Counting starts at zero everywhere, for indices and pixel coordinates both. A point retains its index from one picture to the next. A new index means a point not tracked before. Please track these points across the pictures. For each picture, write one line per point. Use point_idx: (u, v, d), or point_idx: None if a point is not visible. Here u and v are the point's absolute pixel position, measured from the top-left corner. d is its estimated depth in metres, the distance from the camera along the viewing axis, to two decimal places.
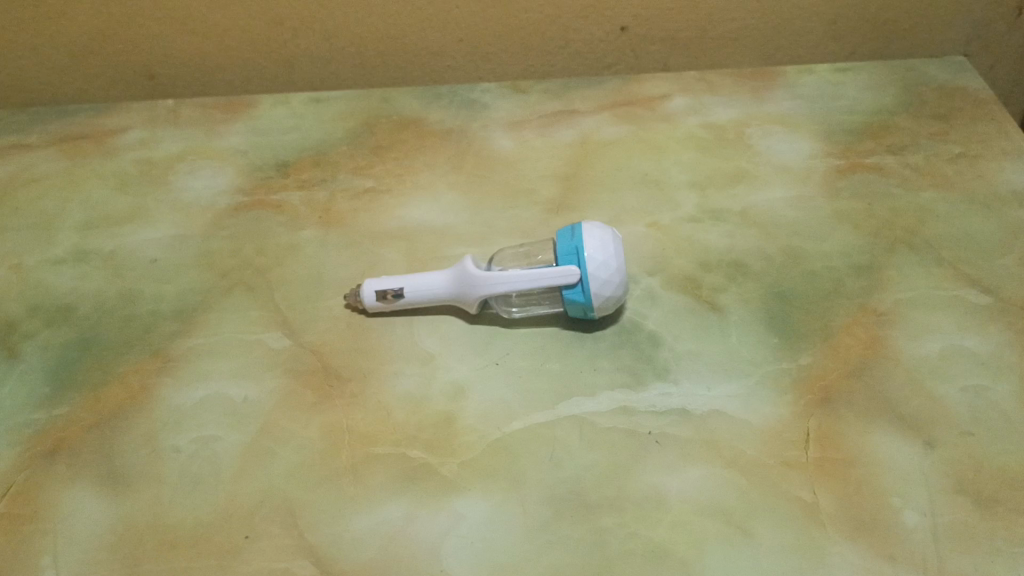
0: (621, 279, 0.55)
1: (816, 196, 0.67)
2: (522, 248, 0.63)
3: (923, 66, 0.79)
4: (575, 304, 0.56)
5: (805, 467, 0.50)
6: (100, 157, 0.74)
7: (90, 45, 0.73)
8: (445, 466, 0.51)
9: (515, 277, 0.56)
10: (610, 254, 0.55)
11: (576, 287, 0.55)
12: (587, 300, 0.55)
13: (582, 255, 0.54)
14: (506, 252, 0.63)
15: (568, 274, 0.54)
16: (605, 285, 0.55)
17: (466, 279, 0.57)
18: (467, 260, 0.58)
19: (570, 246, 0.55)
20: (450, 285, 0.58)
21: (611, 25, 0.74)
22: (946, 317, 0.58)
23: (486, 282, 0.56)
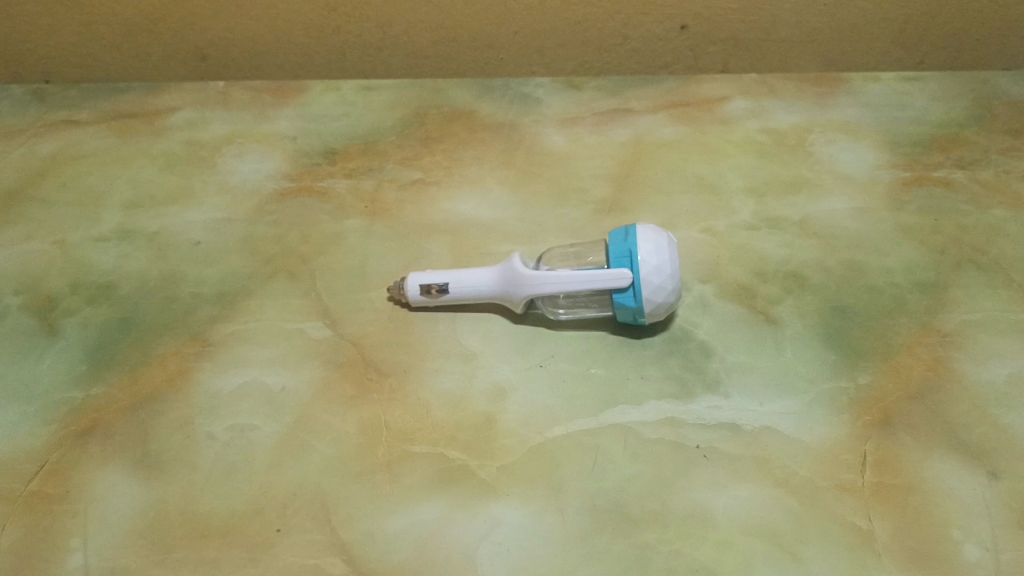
0: (674, 285, 0.53)
1: (879, 207, 0.65)
2: (572, 248, 0.62)
3: (995, 78, 0.76)
4: (625, 309, 0.54)
5: (859, 492, 0.48)
6: (149, 136, 0.74)
7: (143, 23, 0.73)
8: (483, 469, 0.49)
9: (565, 279, 0.54)
10: (665, 259, 0.53)
11: (627, 291, 0.53)
12: (637, 306, 0.53)
13: (635, 259, 0.53)
14: (554, 251, 0.62)
15: (620, 277, 0.53)
16: (657, 291, 0.53)
17: (513, 277, 0.56)
18: (516, 257, 0.57)
19: (623, 249, 0.53)
20: (496, 283, 0.56)
21: (671, 23, 0.72)
22: (1015, 341, 0.55)
23: (534, 282, 0.55)
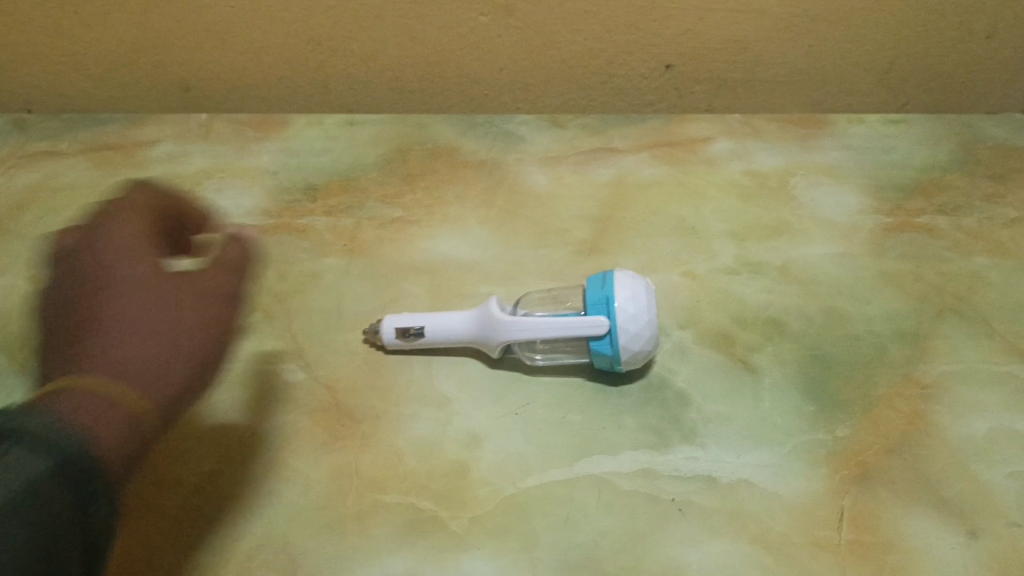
0: (652, 333, 0.53)
1: (861, 253, 0.64)
2: (550, 292, 0.61)
3: (978, 122, 0.76)
4: (602, 356, 0.53)
5: (835, 549, 0.47)
6: (129, 169, 0.73)
7: (128, 54, 0.73)
8: (454, 520, 0.49)
9: (540, 326, 0.53)
10: (642, 306, 0.52)
11: (603, 339, 0.53)
12: (614, 353, 0.53)
13: (612, 305, 0.52)
14: (532, 294, 0.61)
15: (597, 324, 0.52)
16: (635, 339, 0.52)
17: (489, 322, 0.55)
18: (492, 301, 0.56)
19: (600, 296, 0.53)
20: (472, 328, 0.56)
21: (655, 63, 0.73)
22: (995, 394, 0.55)
23: (510, 328, 0.54)
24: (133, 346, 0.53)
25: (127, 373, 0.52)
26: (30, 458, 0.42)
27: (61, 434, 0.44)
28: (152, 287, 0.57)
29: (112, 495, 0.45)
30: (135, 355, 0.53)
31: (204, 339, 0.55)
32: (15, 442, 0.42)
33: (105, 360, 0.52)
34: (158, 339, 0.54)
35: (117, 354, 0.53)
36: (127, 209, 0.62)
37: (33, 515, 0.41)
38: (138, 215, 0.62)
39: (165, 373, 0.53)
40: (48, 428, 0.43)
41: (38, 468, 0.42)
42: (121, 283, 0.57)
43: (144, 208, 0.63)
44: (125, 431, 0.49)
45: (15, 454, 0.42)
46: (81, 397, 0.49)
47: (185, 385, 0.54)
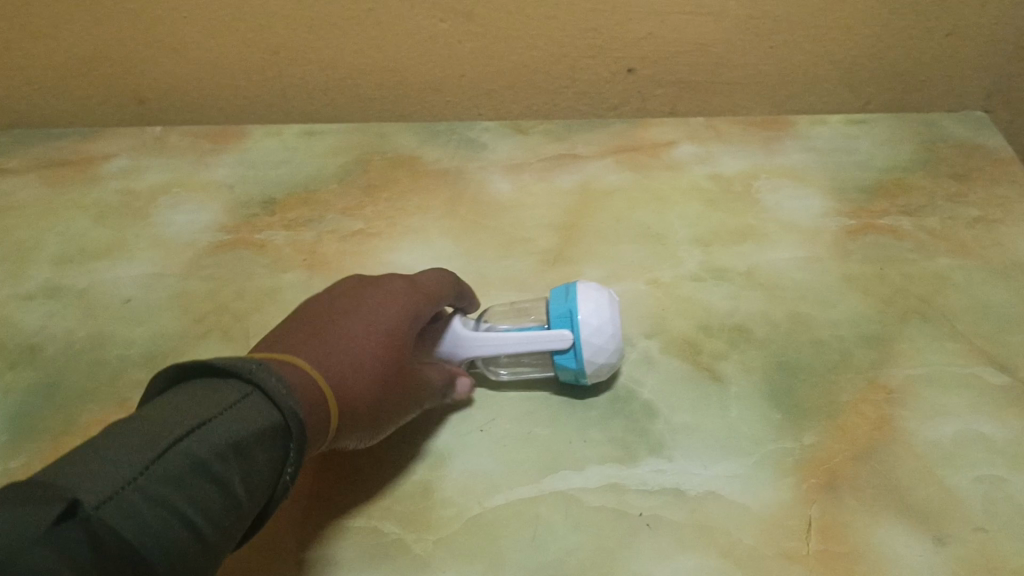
0: (616, 346, 0.52)
1: (825, 257, 0.64)
2: (514, 305, 0.60)
3: (940, 121, 0.77)
4: (565, 369, 0.52)
5: (804, 560, 0.46)
6: (82, 186, 0.72)
7: (80, 67, 0.71)
8: (419, 543, 0.48)
9: (504, 341, 0.52)
10: (607, 320, 0.52)
11: (567, 352, 0.52)
12: (578, 367, 0.52)
13: (575, 319, 0.51)
14: (495, 308, 0.60)
15: (560, 339, 0.51)
16: (599, 352, 0.51)
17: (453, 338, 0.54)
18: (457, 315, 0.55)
19: (564, 308, 0.52)
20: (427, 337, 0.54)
21: (617, 67, 0.72)
22: (960, 398, 0.55)
23: (473, 344, 0.53)
24: (340, 355, 0.43)
25: (337, 379, 0.42)
26: (258, 414, 0.35)
27: (296, 402, 0.37)
28: (404, 331, 0.47)
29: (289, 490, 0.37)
30: (353, 361, 0.43)
31: (395, 391, 0.46)
32: (242, 399, 0.35)
33: (323, 357, 0.43)
34: (373, 361, 0.44)
35: (344, 356, 0.43)
36: (424, 279, 0.52)
37: (222, 483, 0.33)
38: (444, 285, 0.53)
39: (363, 405, 0.44)
40: (286, 390, 0.37)
41: (263, 418, 0.35)
42: (391, 319, 0.47)
43: (444, 280, 0.53)
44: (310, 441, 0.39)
45: (170, 405, 0.34)
46: (295, 370, 0.40)
47: (364, 423, 0.44)
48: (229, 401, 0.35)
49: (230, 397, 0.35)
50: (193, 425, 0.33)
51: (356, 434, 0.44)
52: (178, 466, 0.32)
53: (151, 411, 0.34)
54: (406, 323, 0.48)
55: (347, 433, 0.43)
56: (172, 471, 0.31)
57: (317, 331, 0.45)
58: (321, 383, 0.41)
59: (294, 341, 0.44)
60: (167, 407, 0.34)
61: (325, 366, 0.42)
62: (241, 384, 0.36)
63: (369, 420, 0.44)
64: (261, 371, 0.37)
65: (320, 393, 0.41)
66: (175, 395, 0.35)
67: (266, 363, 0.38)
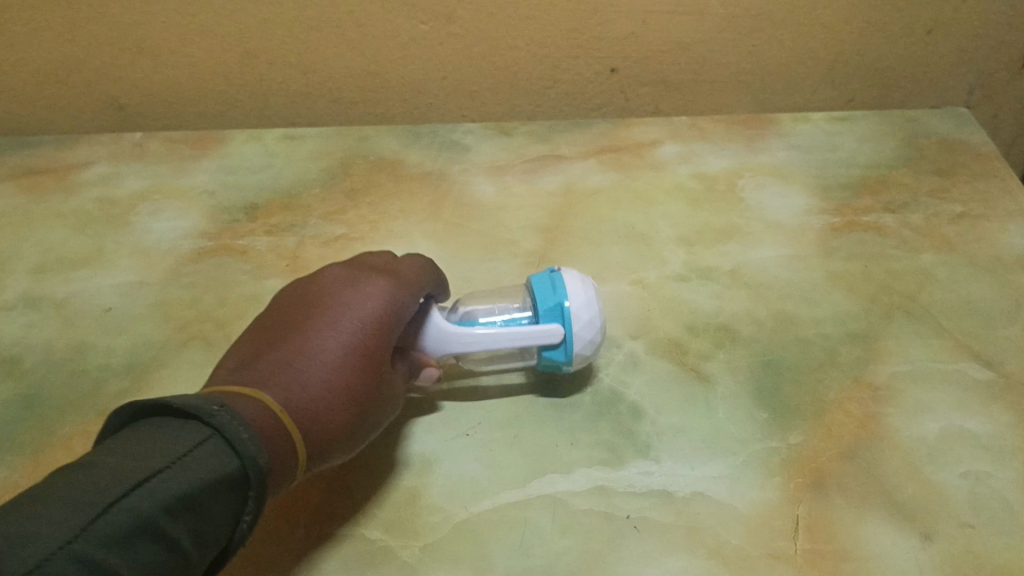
0: (601, 336, 0.53)
1: (810, 255, 0.64)
2: (495, 290, 0.60)
3: (923, 117, 0.77)
4: (552, 362, 0.53)
5: (792, 559, 0.46)
6: (60, 194, 0.71)
7: (57, 73, 0.70)
8: (406, 550, 0.47)
9: (495, 338, 0.52)
10: (595, 312, 0.52)
11: (556, 347, 0.52)
12: (566, 360, 0.52)
13: (567, 313, 0.52)
14: (476, 293, 0.60)
15: (554, 334, 0.52)
16: (588, 345, 0.52)
17: (438, 334, 0.52)
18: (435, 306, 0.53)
19: (554, 301, 0.52)
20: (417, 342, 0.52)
21: (600, 67, 0.72)
22: (946, 394, 0.55)
23: (462, 341, 0.52)
24: (315, 386, 0.44)
25: (311, 412, 0.43)
26: (212, 461, 0.36)
27: (254, 448, 0.38)
28: (383, 343, 0.47)
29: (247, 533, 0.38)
30: (323, 392, 0.44)
31: (375, 409, 0.46)
32: (196, 446, 0.36)
33: (296, 390, 0.43)
34: (350, 386, 0.45)
35: (318, 383, 0.44)
36: (404, 276, 0.51)
37: (172, 532, 0.34)
38: (423, 282, 0.52)
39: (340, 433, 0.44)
40: (246, 434, 0.38)
41: (219, 464, 0.37)
42: (371, 333, 0.47)
43: (422, 275, 0.53)
44: (277, 479, 0.41)
45: (125, 452, 0.35)
46: (264, 411, 0.41)
47: (345, 446, 0.45)
48: (184, 447, 0.36)
49: (185, 442, 0.36)
50: (143, 477, 0.34)
51: (337, 455, 0.45)
52: (121, 525, 0.32)
53: (108, 457, 0.35)
54: (383, 336, 0.47)
55: (325, 459, 0.44)
56: (113, 532, 0.32)
57: (293, 354, 0.45)
58: (291, 425, 0.41)
59: (269, 366, 0.44)
60: (121, 455, 0.35)
61: (298, 401, 0.43)
62: (199, 428, 0.37)
63: (349, 443, 0.45)
64: (221, 415, 0.38)
65: (289, 431, 0.41)
66: (135, 438, 0.37)
67: (227, 405, 0.39)
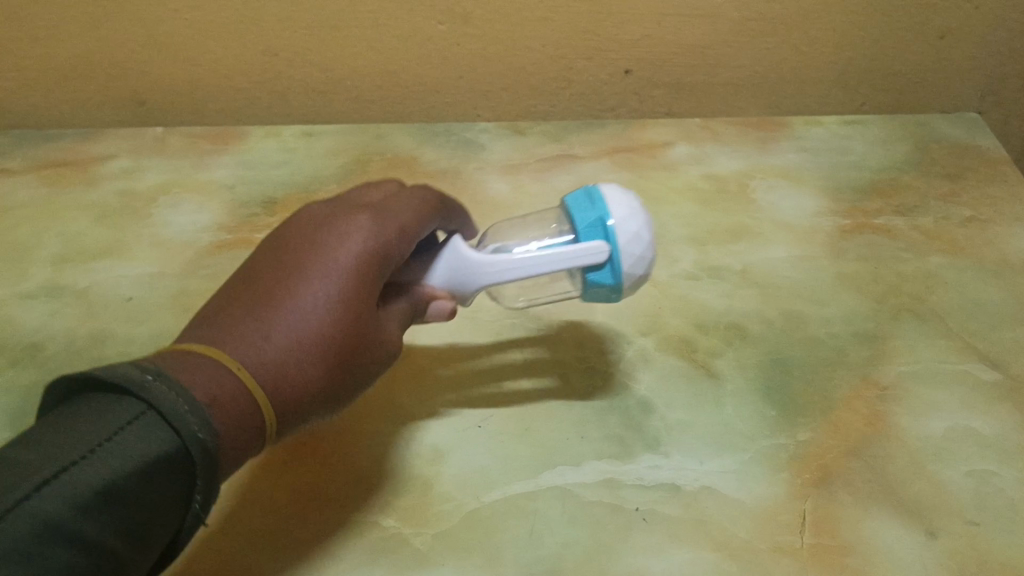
0: (651, 254, 0.49)
1: (820, 256, 0.65)
2: (519, 219, 0.61)
3: (934, 121, 0.77)
4: (600, 287, 0.49)
5: (797, 553, 0.47)
6: (82, 186, 0.72)
7: (80, 68, 0.72)
8: (418, 537, 0.48)
9: (529, 261, 0.48)
10: (641, 226, 0.48)
11: (604, 267, 0.48)
12: (615, 282, 0.48)
13: (609, 227, 0.48)
14: (500, 224, 0.61)
15: (597, 252, 0.47)
16: (637, 262, 0.48)
17: (466, 264, 0.49)
18: (458, 237, 0.50)
19: (594, 216, 0.48)
20: (449, 273, 0.49)
21: (615, 68, 0.73)
22: (952, 394, 0.55)
23: (494, 268, 0.49)
24: (280, 338, 0.40)
25: (274, 367, 0.39)
26: (138, 446, 0.33)
27: (197, 424, 0.35)
28: (366, 288, 0.43)
29: (196, 513, 0.35)
30: (290, 342, 0.40)
31: (360, 360, 0.42)
32: (121, 429, 0.33)
33: (258, 343, 0.39)
34: (324, 336, 0.41)
35: (284, 333, 0.40)
36: (397, 213, 0.47)
37: (92, 531, 0.32)
38: (422, 220, 0.48)
39: (315, 389, 0.40)
40: (185, 407, 0.35)
41: (148, 448, 0.33)
42: (352, 276, 0.43)
43: (421, 211, 0.48)
44: (238, 442, 0.37)
45: (43, 443, 0.33)
46: (218, 369, 0.37)
47: (323, 402, 0.41)
48: (105, 434, 0.33)
49: (109, 426, 0.33)
50: (51, 476, 0.31)
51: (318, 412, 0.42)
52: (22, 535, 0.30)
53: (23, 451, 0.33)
54: (366, 279, 0.43)
55: (302, 417, 0.41)
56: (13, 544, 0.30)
57: (261, 304, 0.41)
58: (249, 380, 0.38)
59: (233, 317, 0.41)
60: (35, 449, 0.33)
61: (259, 355, 0.39)
62: (131, 406, 0.34)
63: (328, 399, 0.41)
64: (156, 388, 0.35)
65: (248, 386, 0.38)
66: (61, 421, 0.34)
67: (166, 373, 0.35)
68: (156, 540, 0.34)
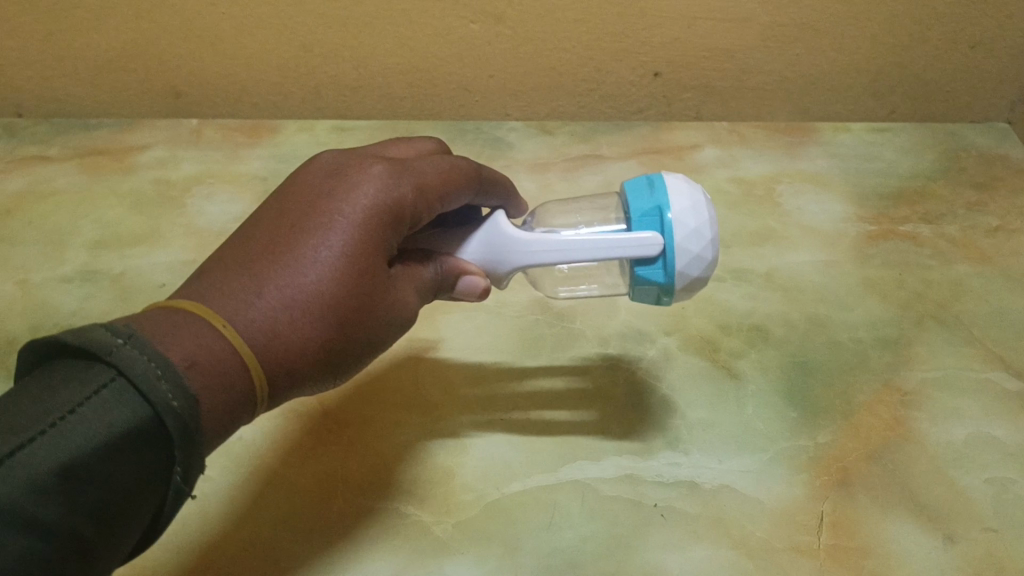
0: (713, 255, 0.45)
1: (845, 261, 0.65)
2: (572, 204, 0.59)
3: (964, 131, 0.77)
4: (649, 284, 0.46)
5: (815, 553, 0.47)
6: (119, 175, 0.74)
7: (120, 59, 0.73)
8: (439, 525, 0.49)
9: (571, 245, 0.46)
10: (704, 221, 0.45)
11: (656, 262, 0.45)
12: (666, 280, 0.45)
13: (667, 218, 0.45)
14: (551, 207, 0.59)
15: (649, 245, 0.44)
16: (694, 262, 0.45)
17: (503, 240, 0.48)
18: (502, 215, 0.49)
19: (651, 205, 0.45)
20: (489, 248, 0.48)
21: (645, 70, 0.73)
22: (974, 401, 0.55)
23: (531, 248, 0.47)
24: (273, 297, 0.38)
25: (264, 328, 0.37)
26: (104, 417, 0.32)
27: (169, 390, 0.33)
28: (375, 250, 0.40)
29: (180, 487, 0.34)
30: (283, 300, 0.38)
31: (364, 326, 0.40)
32: (85, 400, 0.32)
33: (249, 303, 0.37)
34: (322, 298, 0.38)
35: (278, 292, 0.38)
36: (419, 172, 0.44)
37: (50, 512, 0.30)
38: (445, 183, 0.45)
39: (309, 355, 0.38)
40: (158, 372, 0.33)
41: (113, 420, 0.32)
42: (360, 237, 0.40)
43: (446, 175, 0.45)
44: (223, 405, 0.35)
45: (4, 417, 0.31)
46: (202, 329, 0.35)
47: (320, 369, 0.39)
48: (68, 406, 0.32)
49: (73, 398, 0.32)
50: (6, 454, 0.30)
51: (317, 379, 0.40)
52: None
53: None
54: (376, 240, 0.40)
55: (296, 384, 0.38)
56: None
57: (260, 258, 0.39)
58: (235, 341, 0.36)
59: (225, 271, 0.39)
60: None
61: (249, 314, 0.37)
62: (99, 373, 0.32)
63: (326, 366, 0.39)
64: (124, 351, 0.33)
65: (234, 348, 0.36)
66: (27, 391, 0.32)
67: (138, 336, 0.33)
68: (133, 517, 0.33)
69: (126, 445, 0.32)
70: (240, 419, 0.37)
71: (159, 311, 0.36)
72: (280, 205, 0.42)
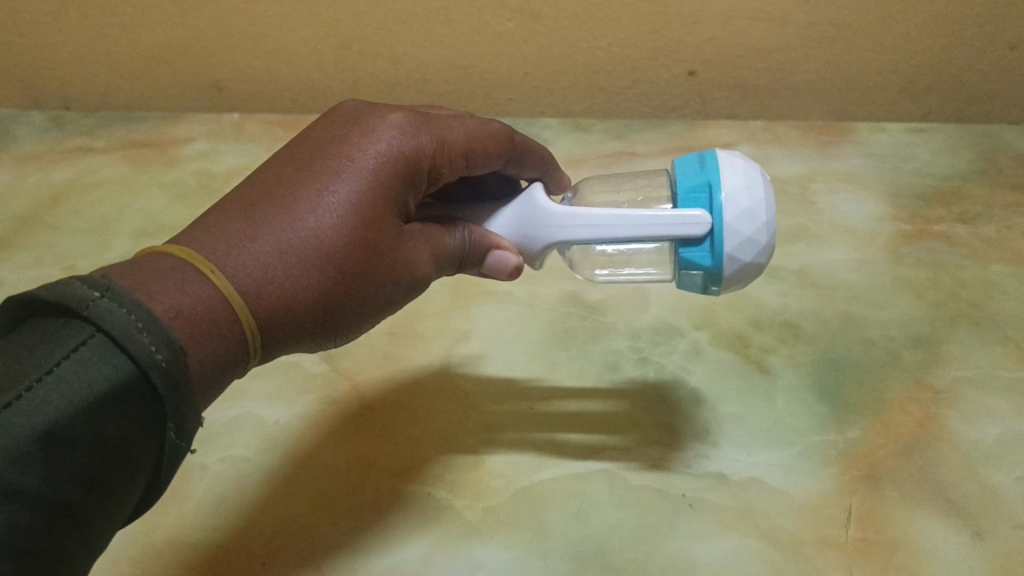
0: (769, 241, 0.45)
1: (878, 260, 0.65)
2: (612, 178, 0.58)
3: (1002, 132, 0.77)
4: (696, 266, 0.45)
5: (843, 547, 0.47)
6: (162, 166, 0.76)
7: (165, 54, 0.75)
8: (469, 511, 0.50)
9: (606, 221, 0.46)
10: (759, 202, 0.44)
11: (702, 243, 0.45)
12: (714, 265, 0.45)
13: (717, 195, 0.44)
14: (591, 181, 0.59)
15: (692, 223, 0.44)
16: (746, 246, 0.44)
17: (538, 217, 0.48)
18: (538, 191, 0.49)
19: (701, 181, 0.45)
20: (526, 222, 0.49)
21: (680, 69, 0.74)
22: (1007, 401, 0.55)
23: (566, 224, 0.47)
24: (265, 244, 0.39)
25: (254, 275, 0.39)
26: (82, 375, 0.33)
27: (150, 342, 0.34)
28: (375, 209, 0.42)
29: (174, 442, 0.36)
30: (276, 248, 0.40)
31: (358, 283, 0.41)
32: (64, 360, 0.33)
33: (243, 247, 0.39)
34: (313, 252, 0.40)
35: (271, 239, 0.40)
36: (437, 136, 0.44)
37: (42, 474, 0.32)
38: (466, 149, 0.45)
39: (298, 304, 0.40)
40: (138, 325, 0.34)
41: (95, 377, 0.33)
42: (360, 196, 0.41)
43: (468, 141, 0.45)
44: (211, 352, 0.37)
45: None
46: (191, 276, 0.37)
47: (308, 321, 0.41)
48: (45, 367, 0.33)
49: (50, 358, 0.33)
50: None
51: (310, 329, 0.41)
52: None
53: None
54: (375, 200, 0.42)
55: (286, 333, 0.40)
56: None
57: (260, 205, 0.41)
58: (225, 289, 0.38)
59: (228, 212, 0.41)
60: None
61: (241, 259, 0.39)
62: (77, 330, 0.33)
63: (316, 317, 0.41)
64: (101, 306, 0.33)
65: (226, 296, 0.38)
66: (10, 348, 0.33)
67: (116, 288, 0.34)
68: (134, 469, 0.35)
69: (110, 402, 0.33)
70: (231, 364, 0.39)
71: (156, 253, 0.38)
72: (295, 152, 0.43)
